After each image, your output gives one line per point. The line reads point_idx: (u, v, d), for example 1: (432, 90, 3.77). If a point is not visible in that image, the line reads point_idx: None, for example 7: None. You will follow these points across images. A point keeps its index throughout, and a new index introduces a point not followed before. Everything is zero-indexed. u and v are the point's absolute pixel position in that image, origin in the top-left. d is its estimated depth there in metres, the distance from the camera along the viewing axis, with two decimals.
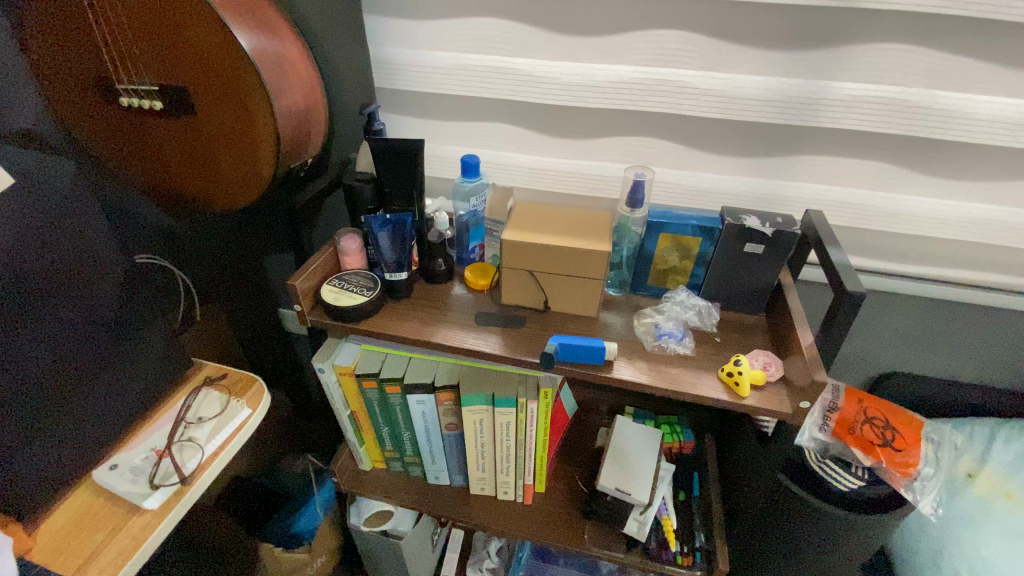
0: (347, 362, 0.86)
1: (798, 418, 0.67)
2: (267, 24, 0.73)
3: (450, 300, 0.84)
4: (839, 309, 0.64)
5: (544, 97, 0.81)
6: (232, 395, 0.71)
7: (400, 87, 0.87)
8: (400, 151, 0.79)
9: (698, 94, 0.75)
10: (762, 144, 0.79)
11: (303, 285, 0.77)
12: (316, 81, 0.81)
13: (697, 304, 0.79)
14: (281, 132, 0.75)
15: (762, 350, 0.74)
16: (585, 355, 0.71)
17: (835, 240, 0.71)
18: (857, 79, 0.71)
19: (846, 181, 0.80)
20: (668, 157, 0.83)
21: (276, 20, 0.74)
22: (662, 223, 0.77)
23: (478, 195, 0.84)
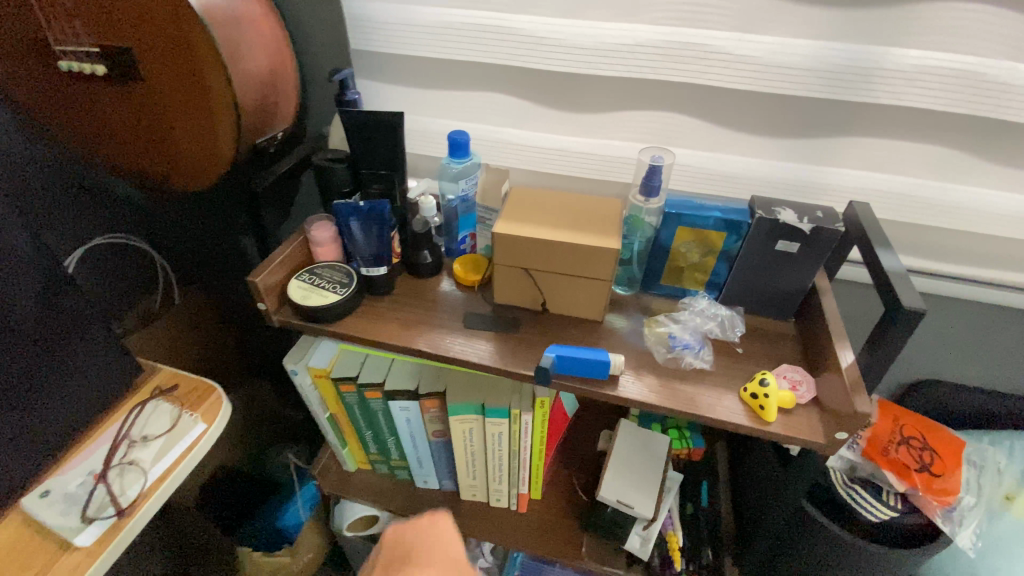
0: (323, 364, 0.77)
1: (832, 449, 0.58)
2: None
3: (437, 298, 0.75)
4: (888, 328, 0.54)
5: (546, 62, 0.69)
6: (185, 408, 0.64)
7: (379, 49, 0.75)
8: (378, 126, 0.68)
9: (730, 62, 0.63)
10: (801, 123, 0.68)
11: (267, 281, 0.67)
12: (283, 42, 0.69)
13: (718, 309, 0.69)
14: (241, 103, 0.63)
15: (790, 365, 0.65)
16: (588, 369, 0.62)
17: (886, 240, 0.60)
18: (925, 45, 0.58)
19: (897, 168, 0.68)
20: (689, 135, 0.72)
21: None
22: (680, 214, 0.66)
23: (468, 177, 0.74)
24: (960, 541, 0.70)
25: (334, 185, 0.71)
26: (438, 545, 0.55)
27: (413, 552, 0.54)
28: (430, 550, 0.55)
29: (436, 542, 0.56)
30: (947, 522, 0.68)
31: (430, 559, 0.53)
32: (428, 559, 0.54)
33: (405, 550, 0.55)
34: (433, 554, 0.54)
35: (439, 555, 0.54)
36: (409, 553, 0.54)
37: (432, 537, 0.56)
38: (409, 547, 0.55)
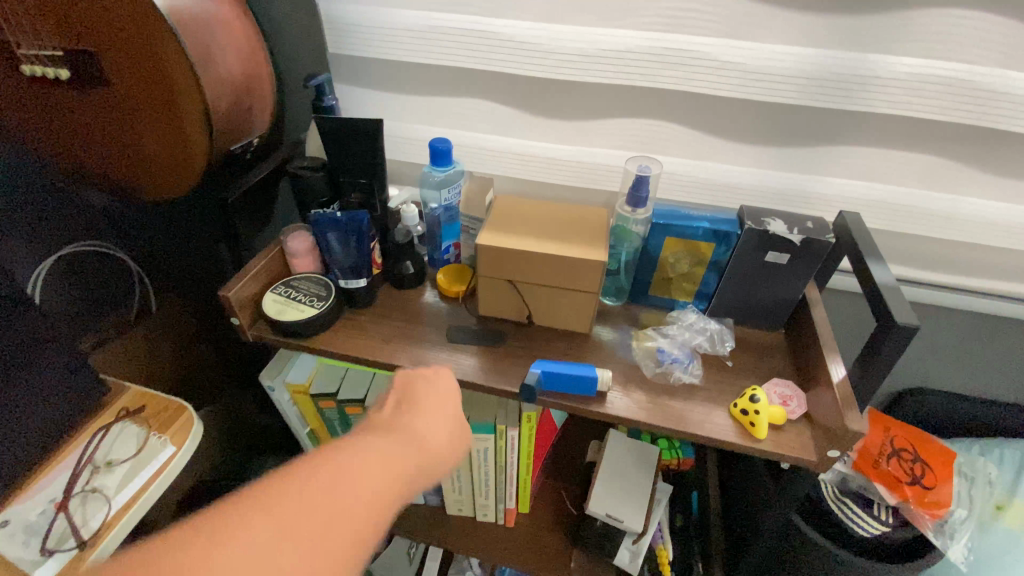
0: (302, 379, 0.75)
1: (824, 467, 0.56)
2: None
3: (419, 310, 0.72)
4: (880, 344, 0.52)
5: (531, 68, 0.67)
6: (154, 430, 0.61)
7: (358, 53, 0.73)
8: (356, 134, 0.65)
9: (719, 69, 0.61)
10: (791, 131, 0.66)
11: (240, 295, 0.65)
12: (258, 45, 0.66)
13: (707, 324, 0.68)
14: (212, 108, 0.60)
15: (781, 379, 0.63)
16: (574, 386, 0.60)
17: (878, 252, 0.59)
18: (916, 52, 0.57)
19: (888, 177, 0.67)
20: (677, 143, 0.70)
21: None
22: (668, 224, 0.65)
23: (451, 186, 0.71)
24: (951, 555, 0.70)
25: (311, 194, 0.68)
26: (439, 398, 0.50)
27: (413, 398, 0.49)
28: (431, 401, 0.49)
29: (439, 397, 0.50)
30: (937, 534, 0.68)
31: (425, 409, 0.48)
32: (424, 407, 0.48)
33: (406, 396, 0.50)
34: (430, 403, 0.49)
35: (438, 405, 0.49)
36: (409, 400, 0.49)
37: (437, 389, 0.51)
38: (412, 393, 0.50)
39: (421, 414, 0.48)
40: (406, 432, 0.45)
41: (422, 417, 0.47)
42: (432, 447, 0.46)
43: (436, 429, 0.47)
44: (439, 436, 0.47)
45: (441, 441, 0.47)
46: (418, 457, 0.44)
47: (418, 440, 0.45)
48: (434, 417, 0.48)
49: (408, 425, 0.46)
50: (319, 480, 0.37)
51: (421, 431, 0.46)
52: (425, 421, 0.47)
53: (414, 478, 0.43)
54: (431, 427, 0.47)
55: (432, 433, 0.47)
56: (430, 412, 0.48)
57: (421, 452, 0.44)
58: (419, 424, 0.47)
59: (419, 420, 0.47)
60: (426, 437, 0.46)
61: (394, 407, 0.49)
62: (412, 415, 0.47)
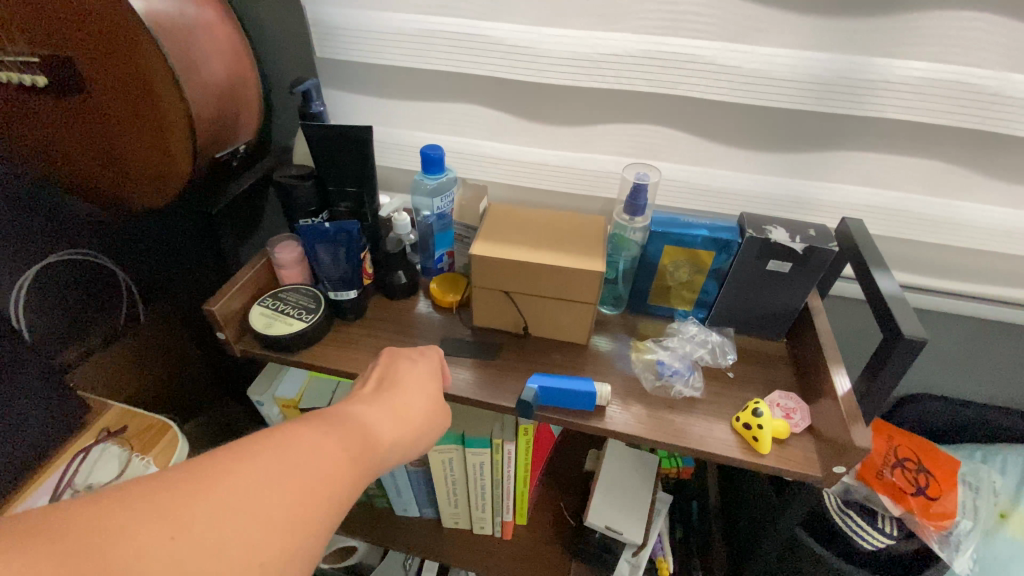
0: (291, 393, 0.73)
1: (829, 483, 0.55)
2: None
3: (412, 321, 0.70)
4: (886, 357, 0.51)
5: (525, 73, 0.65)
6: (137, 449, 0.59)
7: (346, 57, 0.70)
8: (344, 141, 0.63)
9: (719, 73, 0.60)
10: (792, 136, 0.65)
11: (226, 309, 0.62)
12: (242, 50, 0.64)
13: (707, 335, 0.66)
14: (196, 116, 0.58)
15: (784, 391, 0.62)
16: (572, 401, 0.58)
17: (883, 261, 0.57)
18: (921, 56, 0.56)
19: (890, 182, 0.66)
20: (676, 149, 0.68)
21: None
22: (667, 232, 0.63)
23: (444, 195, 0.69)
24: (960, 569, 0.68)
25: (298, 203, 0.66)
26: (423, 372, 0.50)
27: (398, 370, 0.50)
28: (416, 374, 0.50)
29: (424, 372, 0.50)
30: (943, 546, 0.67)
31: (408, 381, 0.48)
32: (408, 379, 0.49)
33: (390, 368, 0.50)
34: (414, 376, 0.49)
35: (422, 378, 0.50)
36: (394, 372, 0.49)
37: (422, 364, 0.51)
38: (398, 366, 0.50)
39: (404, 385, 0.48)
40: (389, 401, 0.45)
41: (405, 387, 0.47)
42: (414, 416, 0.45)
43: (419, 400, 0.47)
44: (421, 407, 0.47)
45: (424, 411, 0.47)
46: (399, 426, 0.44)
47: (400, 409, 0.45)
48: (417, 388, 0.48)
49: (392, 394, 0.46)
50: (306, 437, 0.36)
51: (404, 401, 0.46)
52: (409, 391, 0.47)
53: (394, 446, 0.43)
54: (415, 398, 0.47)
55: (416, 404, 0.46)
56: (413, 384, 0.48)
57: (403, 421, 0.44)
58: (402, 393, 0.47)
59: (403, 390, 0.47)
60: (409, 406, 0.46)
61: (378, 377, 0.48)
62: (396, 385, 0.47)
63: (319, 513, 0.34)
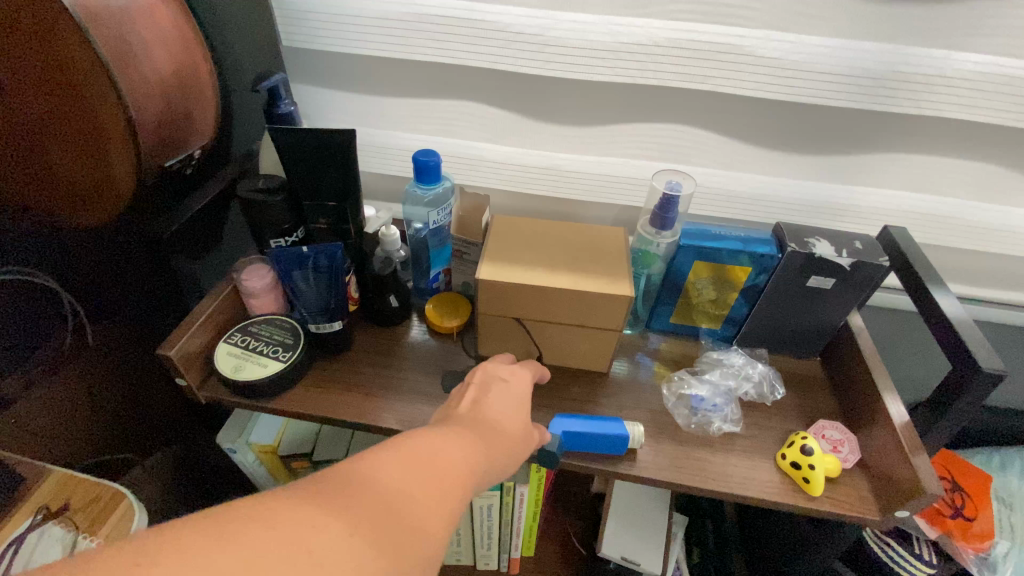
0: (268, 437, 0.63)
1: (885, 525, 0.49)
2: None
3: (407, 351, 0.61)
4: (959, 390, 0.46)
5: (535, 65, 0.56)
6: (86, 529, 0.50)
7: (322, 46, 0.60)
8: (322, 148, 0.54)
9: (761, 66, 0.52)
10: (833, 136, 0.58)
11: (186, 351, 0.52)
12: (192, 36, 0.52)
13: (753, 366, 0.60)
14: (138, 117, 0.47)
15: (827, 421, 0.56)
16: (602, 445, 0.51)
17: (938, 277, 0.52)
18: (985, 49, 0.49)
19: (935, 187, 0.60)
20: (703, 151, 0.61)
21: None
22: (699, 247, 0.56)
23: (439, 207, 0.60)
24: None
25: (269, 221, 0.55)
26: (519, 389, 0.43)
27: (491, 382, 0.42)
28: (512, 392, 0.41)
29: (520, 389, 0.43)
30: (981, 569, 0.65)
31: (504, 398, 0.40)
32: (503, 394, 0.41)
33: (483, 380, 0.42)
34: (509, 391, 0.41)
35: (519, 396, 0.42)
36: (486, 384, 0.42)
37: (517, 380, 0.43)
38: (492, 379, 0.42)
39: (502, 401, 0.40)
40: (486, 417, 0.38)
41: (502, 403, 0.40)
42: (514, 436, 0.38)
43: (519, 420, 0.39)
44: (521, 428, 0.39)
45: (524, 433, 0.39)
46: (502, 449, 0.36)
47: (500, 427, 0.37)
48: (514, 404, 0.40)
49: (488, 408, 0.39)
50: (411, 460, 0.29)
51: (504, 419, 0.38)
52: (506, 406, 0.40)
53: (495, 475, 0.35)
54: (512, 419, 0.39)
55: (515, 424, 0.39)
56: (511, 400, 0.40)
57: (505, 443, 0.37)
58: (500, 411, 0.39)
59: (497, 411, 0.39)
60: (509, 427, 0.38)
61: (470, 388, 0.41)
62: (492, 399, 0.40)
63: (423, 552, 0.27)
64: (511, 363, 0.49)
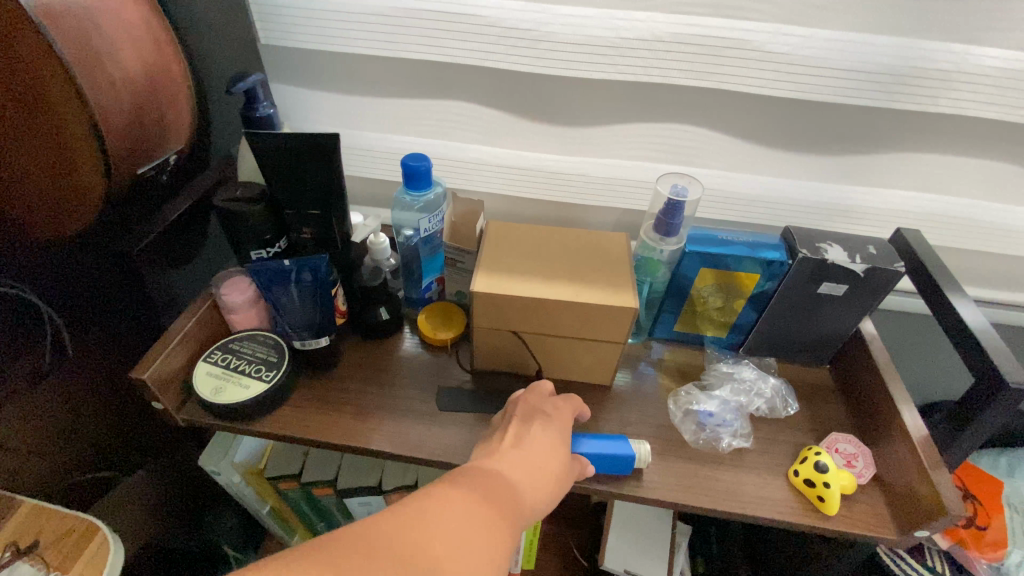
0: (255, 457, 0.62)
1: (903, 544, 0.47)
2: None
3: (399, 366, 0.58)
4: (982, 404, 0.44)
5: (531, 62, 0.53)
6: (58, 566, 0.48)
7: (303, 44, 0.56)
8: (304, 154, 0.50)
9: (771, 61, 0.49)
10: (844, 135, 0.55)
11: (162, 373, 0.49)
12: (165, 37, 0.49)
13: (765, 381, 0.57)
14: (106, 123, 0.43)
15: (840, 433, 0.54)
16: (607, 466, 0.48)
17: (956, 282, 0.50)
18: (1005, 42, 0.47)
19: (949, 188, 0.58)
20: (708, 151, 0.58)
21: None
22: (706, 253, 0.53)
23: (430, 213, 0.57)
24: None
25: (250, 232, 0.52)
26: (560, 423, 0.46)
27: (534, 417, 0.45)
28: (550, 429, 0.44)
29: (559, 424, 0.45)
30: None
31: (544, 436, 0.43)
32: (542, 432, 0.43)
33: (526, 413, 0.45)
34: (548, 428, 0.44)
35: (557, 432, 0.44)
36: (528, 418, 0.45)
37: (557, 416, 0.46)
38: (533, 412, 0.45)
39: (544, 436, 0.43)
40: (527, 454, 0.41)
41: (544, 438, 0.43)
42: (553, 473, 0.41)
43: (559, 456, 0.42)
44: (561, 464, 0.42)
45: (563, 469, 0.42)
46: (541, 486, 0.39)
47: (540, 465, 0.40)
48: (554, 439, 0.43)
49: (529, 445, 0.42)
50: (446, 506, 0.33)
51: (544, 457, 0.41)
52: (547, 442, 0.43)
53: (534, 512, 0.38)
54: (549, 458, 0.42)
55: (556, 460, 0.42)
56: (552, 435, 0.44)
57: (544, 482, 0.40)
58: (541, 446, 0.42)
59: (535, 449, 0.42)
60: (549, 463, 0.41)
61: (514, 422, 0.44)
62: (534, 435, 0.43)
63: None
64: (543, 395, 0.48)
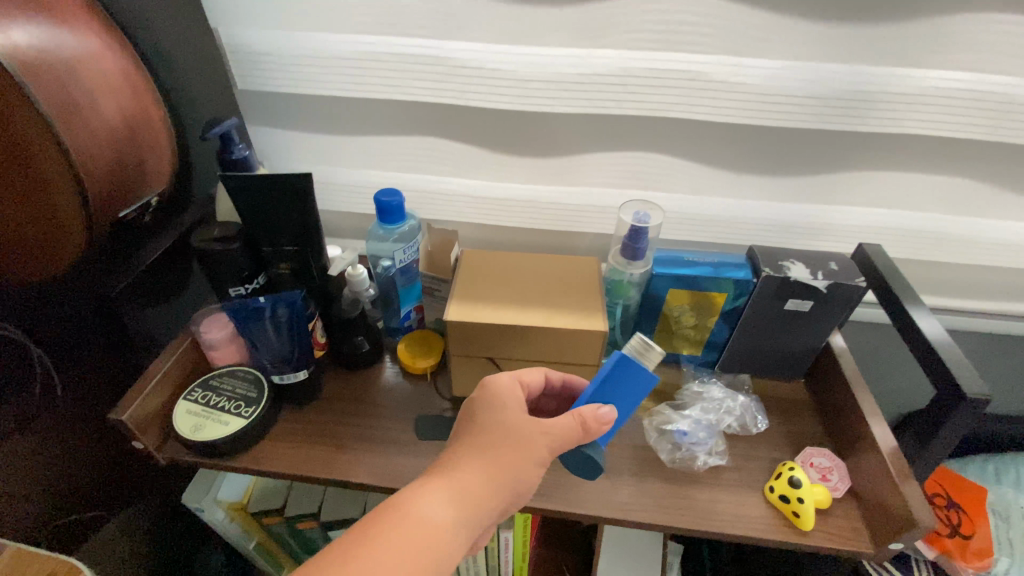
0: (239, 494, 0.61)
1: (881, 557, 0.48)
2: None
3: (380, 396, 0.59)
4: (945, 414, 0.44)
5: (497, 100, 0.55)
6: None
7: (279, 88, 0.58)
8: (279, 194, 0.52)
9: (724, 91, 0.51)
10: (801, 158, 0.58)
11: (141, 413, 0.50)
12: (142, 83, 0.50)
13: (734, 399, 0.58)
14: (85, 171, 0.44)
15: (816, 448, 0.54)
16: (625, 389, 0.45)
17: (914, 294, 0.51)
18: (946, 65, 0.49)
19: (906, 202, 0.59)
20: (673, 177, 0.60)
21: None
22: (673, 275, 0.54)
23: (404, 244, 0.58)
24: None
25: (228, 270, 0.53)
26: (511, 407, 0.40)
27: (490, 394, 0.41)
28: (507, 406, 0.40)
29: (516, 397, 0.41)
30: None
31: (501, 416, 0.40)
32: (495, 412, 0.40)
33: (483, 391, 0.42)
34: (503, 406, 0.40)
35: (515, 408, 0.40)
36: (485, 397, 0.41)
37: (513, 389, 0.42)
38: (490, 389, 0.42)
39: (499, 426, 0.39)
40: (476, 446, 0.38)
41: (499, 425, 0.39)
42: (505, 470, 0.37)
43: (518, 444, 0.38)
44: (523, 452, 0.38)
45: (520, 459, 0.38)
46: (485, 491, 0.37)
47: (490, 455, 0.38)
48: (510, 419, 0.39)
49: (485, 431, 0.39)
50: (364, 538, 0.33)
51: (498, 453, 0.38)
52: (504, 422, 0.39)
53: (489, 515, 0.37)
54: (507, 441, 0.38)
55: (507, 455, 0.38)
56: (498, 427, 0.39)
57: (491, 487, 0.37)
58: (485, 446, 0.38)
59: (489, 436, 0.39)
60: (497, 461, 0.38)
61: (469, 408, 0.41)
62: (487, 424, 0.39)
63: None
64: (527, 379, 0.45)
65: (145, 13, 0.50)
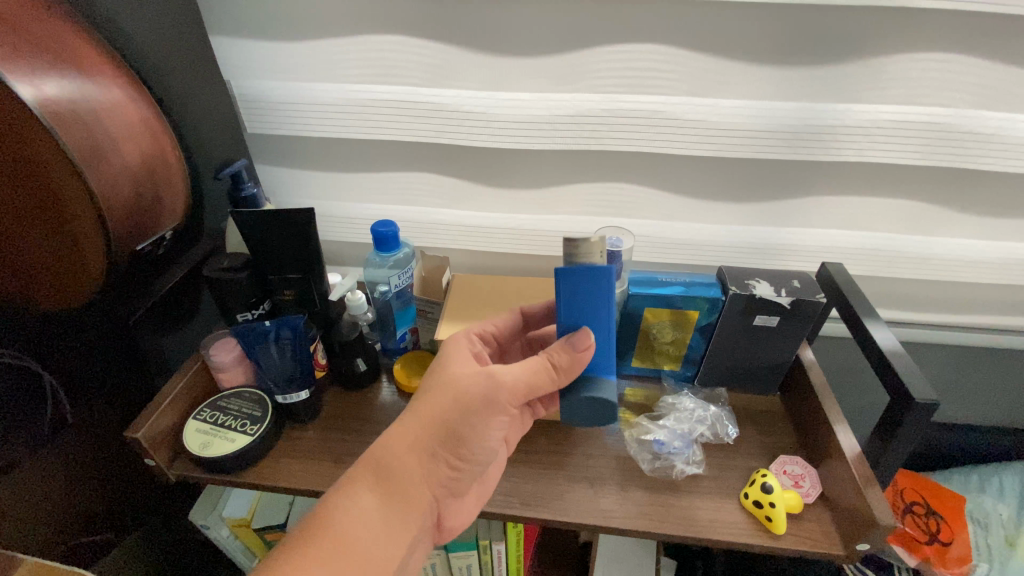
0: (241, 510, 0.64)
1: (852, 559, 0.50)
2: (64, 54, 0.47)
3: (376, 414, 0.62)
4: (900, 418, 0.48)
5: (482, 138, 0.60)
6: None
7: (284, 131, 0.64)
8: (283, 225, 0.57)
9: (686, 126, 0.57)
10: (763, 185, 0.63)
11: (154, 432, 0.53)
12: (160, 127, 0.55)
13: (705, 408, 0.61)
14: (108, 207, 0.49)
15: (789, 456, 0.57)
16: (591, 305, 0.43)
17: (871, 308, 0.55)
18: (885, 99, 0.54)
19: (864, 223, 0.64)
20: (645, 205, 0.65)
21: (80, 47, 0.49)
22: (648, 294, 0.58)
23: (399, 270, 0.63)
24: None
25: (235, 297, 0.58)
26: (453, 365, 0.44)
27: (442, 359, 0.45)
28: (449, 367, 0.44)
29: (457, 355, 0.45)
30: None
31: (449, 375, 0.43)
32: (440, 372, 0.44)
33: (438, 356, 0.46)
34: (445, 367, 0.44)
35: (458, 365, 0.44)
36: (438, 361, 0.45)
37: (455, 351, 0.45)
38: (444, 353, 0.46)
39: (441, 382, 0.43)
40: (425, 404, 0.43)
41: (439, 382, 0.43)
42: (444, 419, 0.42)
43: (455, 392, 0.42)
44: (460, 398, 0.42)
45: (456, 406, 0.42)
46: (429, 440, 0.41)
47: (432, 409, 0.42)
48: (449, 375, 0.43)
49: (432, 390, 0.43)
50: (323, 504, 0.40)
51: (437, 406, 0.42)
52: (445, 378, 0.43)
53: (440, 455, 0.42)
54: (449, 394, 0.42)
55: (438, 404, 0.42)
56: (438, 384, 0.43)
57: (423, 436, 0.41)
58: (427, 403, 0.43)
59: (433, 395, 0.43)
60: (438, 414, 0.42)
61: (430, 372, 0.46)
62: (432, 384, 0.43)
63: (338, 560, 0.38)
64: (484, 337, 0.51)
65: (166, 68, 0.57)
